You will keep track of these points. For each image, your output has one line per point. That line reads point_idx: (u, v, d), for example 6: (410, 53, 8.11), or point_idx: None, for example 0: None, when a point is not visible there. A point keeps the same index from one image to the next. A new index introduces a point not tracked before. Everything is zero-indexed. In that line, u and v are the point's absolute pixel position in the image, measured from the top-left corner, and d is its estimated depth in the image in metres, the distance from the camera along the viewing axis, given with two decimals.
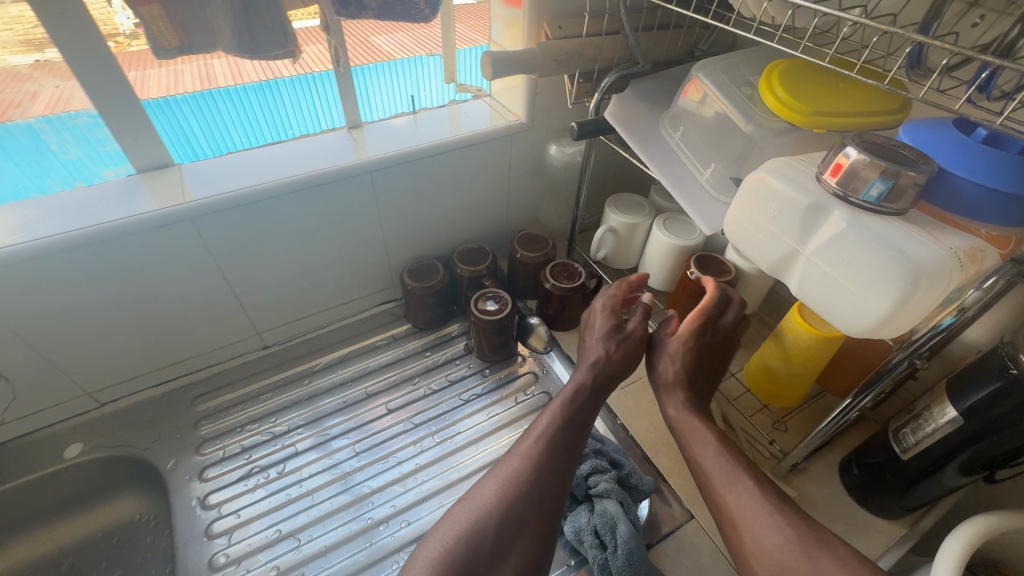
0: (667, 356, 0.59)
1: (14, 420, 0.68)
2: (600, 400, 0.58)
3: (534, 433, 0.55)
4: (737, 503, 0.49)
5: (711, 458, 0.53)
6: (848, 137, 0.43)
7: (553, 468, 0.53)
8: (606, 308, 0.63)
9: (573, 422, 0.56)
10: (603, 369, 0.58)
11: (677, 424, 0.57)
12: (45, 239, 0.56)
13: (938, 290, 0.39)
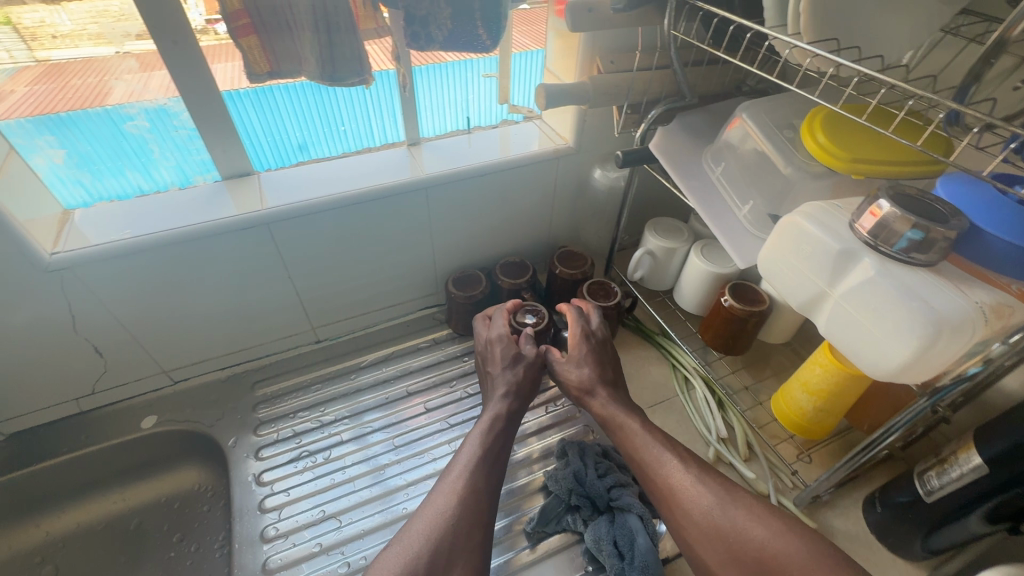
0: (578, 365, 0.71)
1: (102, 390, 0.77)
2: (515, 423, 0.68)
3: (464, 463, 0.61)
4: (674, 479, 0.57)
5: (638, 442, 0.61)
6: (883, 188, 0.45)
7: (482, 492, 0.58)
8: (502, 340, 0.74)
9: (491, 456, 0.62)
10: (514, 391, 0.69)
11: (607, 420, 0.66)
12: (147, 237, 0.64)
13: (960, 342, 0.41)
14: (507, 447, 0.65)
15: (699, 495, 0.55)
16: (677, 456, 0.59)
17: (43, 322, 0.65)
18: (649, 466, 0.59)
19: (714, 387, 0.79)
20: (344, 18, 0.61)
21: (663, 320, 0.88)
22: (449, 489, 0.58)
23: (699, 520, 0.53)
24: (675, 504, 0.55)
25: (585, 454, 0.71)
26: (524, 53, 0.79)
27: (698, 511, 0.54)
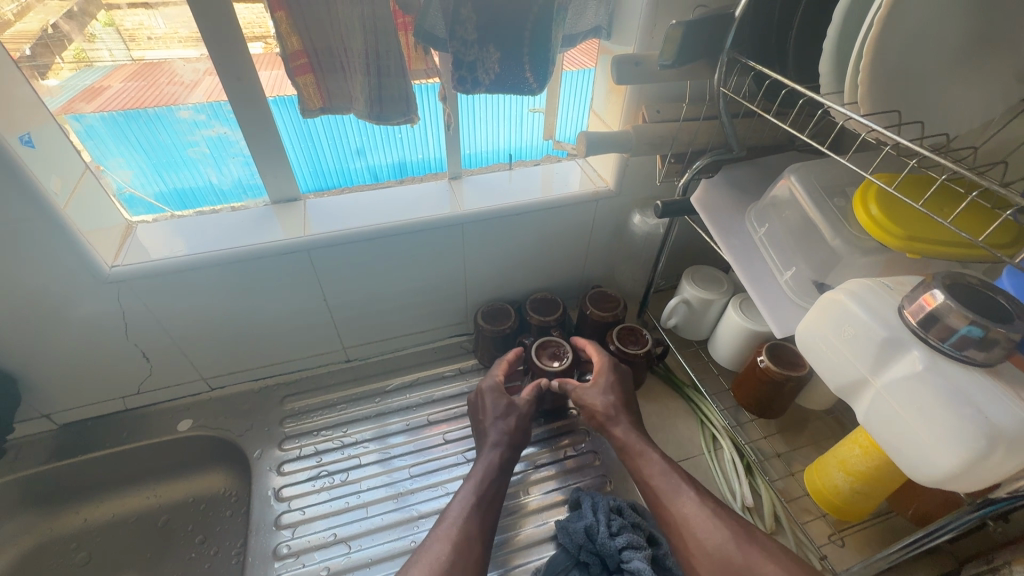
0: (602, 392, 0.73)
1: (146, 391, 0.81)
2: (508, 471, 0.69)
3: (459, 508, 0.62)
4: (683, 508, 0.59)
5: (656, 470, 0.64)
6: (938, 276, 0.42)
7: (476, 538, 0.60)
8: (495, 390, 0.76)
9: (484, 505, 0.63)
10: (509, 438, 0.71)
11: (626, 446, 0.68)
12: (195, 256, 0.67)
13: (1020, 458, 0.37)
14: (501, 494, 0.67)
15: (710, 529, 0.57)
16: (694, 491, 0.61)
17: (99, 327, 0.70)
18: (665, 495, 0.61)
19: (743, 449, 0.75)
20: (394, 63, 0.62)
21: (693, 372, 0.84)
22: (445, 534, 0.59)
23: (701, 546, 0.56)
24: (684, 533, 0.58)
25: (599, 508, 0.68)
26: (579, 72, 0.77)
27: (704, 541, 0.56)
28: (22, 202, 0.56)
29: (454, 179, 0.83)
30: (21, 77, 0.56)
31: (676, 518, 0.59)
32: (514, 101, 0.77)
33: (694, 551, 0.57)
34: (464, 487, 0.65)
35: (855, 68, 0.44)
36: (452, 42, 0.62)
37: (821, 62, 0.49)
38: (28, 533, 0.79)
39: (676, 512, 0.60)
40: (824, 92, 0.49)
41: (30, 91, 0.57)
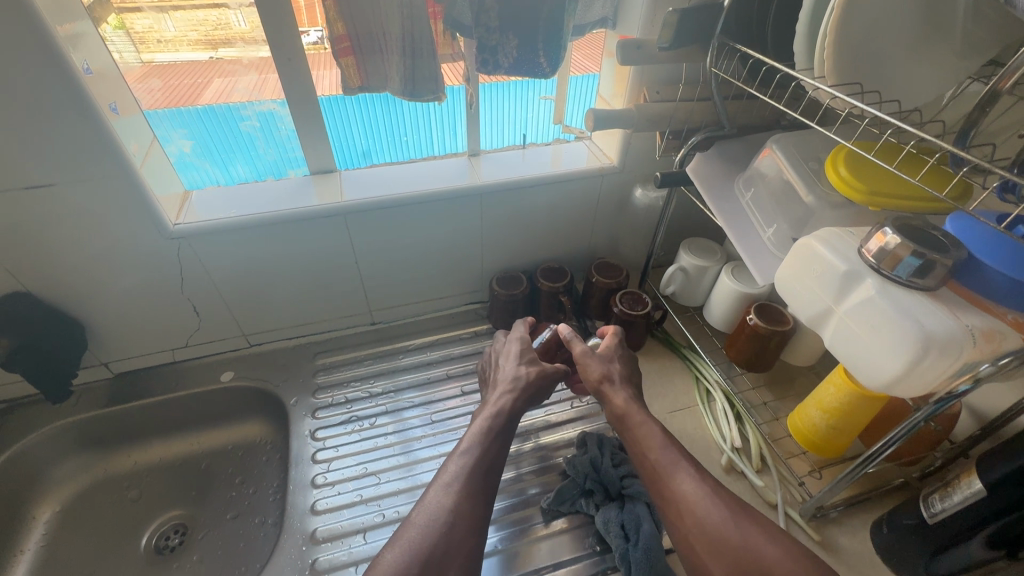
0: (606, 360, 0.71)
1: (193, 344, 0.90)
2: (512, 426, 0.66)
3: (465, 455, 0.60)
4: (681, 487, 0.56)
5: (653, 440, 0.60)
6: (890, 219, 0.50)
7: (478, 487, 0.58)
8: (522, 342, 0.76)
9: (491, 454, 0.61)
10: (523, 388, 0.69)
11: (624, 415, 0.64)
12: (248, 217, 0.76)
13: (949, 360, 0.46)
14: (507, 442, 0.64)
15: (708, 507, 0.54)
16: (696, 469, 0.58)
17: (160, 281, 0.78)
18: (661, 471, 0.58)
19: (734, 399, 0.83)
20: (426, 45, 0.71)
21: (689, 333, 0.93)
22: (454, 485, 0.57)
23: (694, 517, 0.54)
24: (681, 509, 0.55)
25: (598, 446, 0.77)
26: (585, 75, 0.88)
27: (699, 517, 0.54)
28: (107, 160, 0.65)
29: (472, 157, 0.91)
30: (111, 61, 0.66)
31: (669, 495, 0.56)
32: (526, 88, 0.87)
33: (688, 525, 0.54)
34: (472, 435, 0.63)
35: (822, 44, 0.53)
36: (477, 30, 0.71)
37: (798, 41, 0.58)
38: (86, 472, 0.87)
39: (671, 490, 0.56)
40: (799, 68, 0.58)
41: (115, 71, 0.67)
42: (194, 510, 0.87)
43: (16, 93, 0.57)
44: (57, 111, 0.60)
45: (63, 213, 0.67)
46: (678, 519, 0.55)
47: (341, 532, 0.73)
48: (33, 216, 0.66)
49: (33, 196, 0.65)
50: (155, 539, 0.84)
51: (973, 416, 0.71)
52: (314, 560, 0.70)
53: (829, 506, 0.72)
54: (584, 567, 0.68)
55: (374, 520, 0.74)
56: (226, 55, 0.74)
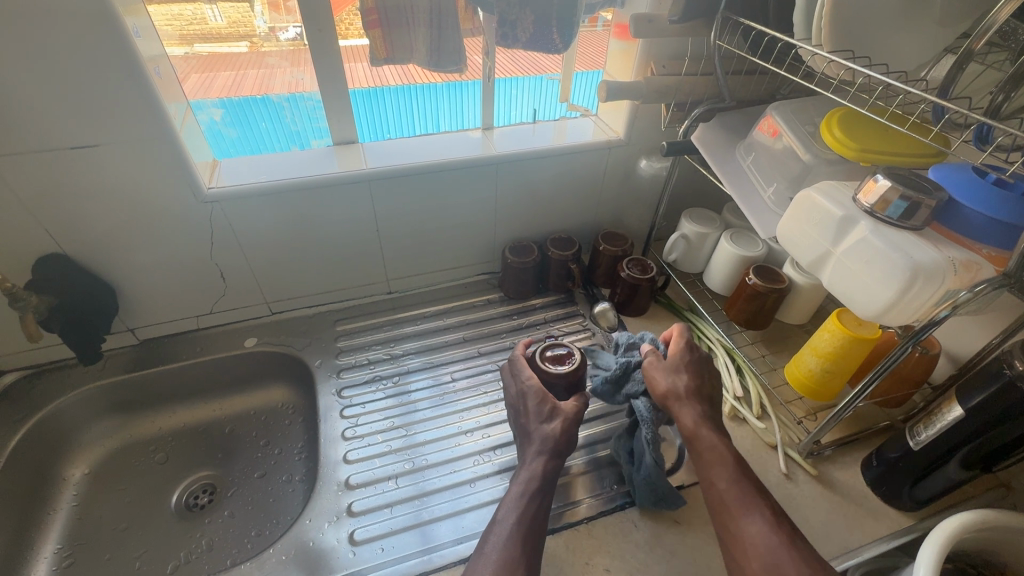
0: (674, 372, 0.69)
1: (217, 312, 0.93)
2: (553, 484, 0.64)
3: (504, 527, 0.59)
4: (751, 532, 0.56)
5: (726, 478, 0.61)
6: (881, 169, 0.56)
7: (522, 551, 0.57)
8: (534, 393, 0.69)
9: (533, 523, 0.60)
10: (555, 446, 0.65)
11: (694, 437, 0.64)
12: (278, 182, 0.80)
13: (934, 288, 0.52)
14: (547, 504, 0.63)
15: (780, 557, 0.54)
16: (767, 510, 0.58)
17: (190, 244, 0.81)
18: (732, 509, 0.59)
19: (735, 354, 0.89)
20: (450, 19, 0.78)
21: (691, 296, 0.99)
22: (496, 558, 0.56)
23: (763, 560, 0.54)
24: (747, 553, 0.56)
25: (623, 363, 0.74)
26: (587, 71, 0.95)
27: (767, 561, 0.54)
28: (151, 123, 0.68)
29: (485, 130, 0.96)
30: (154, 33, 0.70)
31: (737, 538, 0.57)
32: (508, 84, 0.92)
33: (754, 565, 0.55)
34: (510, 505, 0.61)
35: (819, 14, 0.59)
36: (499, 4, 0.76)
37: (796, 13, 0.64)
38: (113, 435, 0.90)
39: (738, 534, 0.57)
40: (798, 38, 0.64)
41: (158, 45, 0.70)
42: (221, 471, 0.90)
43: (70, 52, 0.60)
44: (107, 71, 0.63)
45: (104, 174, 0.70)
46: (742, 560, 0.56)
47: (374, 478, 0.77)
48: (75, 175, 0.69)
49: (79, 156, 0.68)
50: (185, 497, 0.86)
51: (952, 359, 0.79)
52: (350, 504, 0.74)
53: (823, 445, 0.78)
54: (602, 503, 0.73)
55: (403, 468, 0.78)
56: (202, 50, 0.76)
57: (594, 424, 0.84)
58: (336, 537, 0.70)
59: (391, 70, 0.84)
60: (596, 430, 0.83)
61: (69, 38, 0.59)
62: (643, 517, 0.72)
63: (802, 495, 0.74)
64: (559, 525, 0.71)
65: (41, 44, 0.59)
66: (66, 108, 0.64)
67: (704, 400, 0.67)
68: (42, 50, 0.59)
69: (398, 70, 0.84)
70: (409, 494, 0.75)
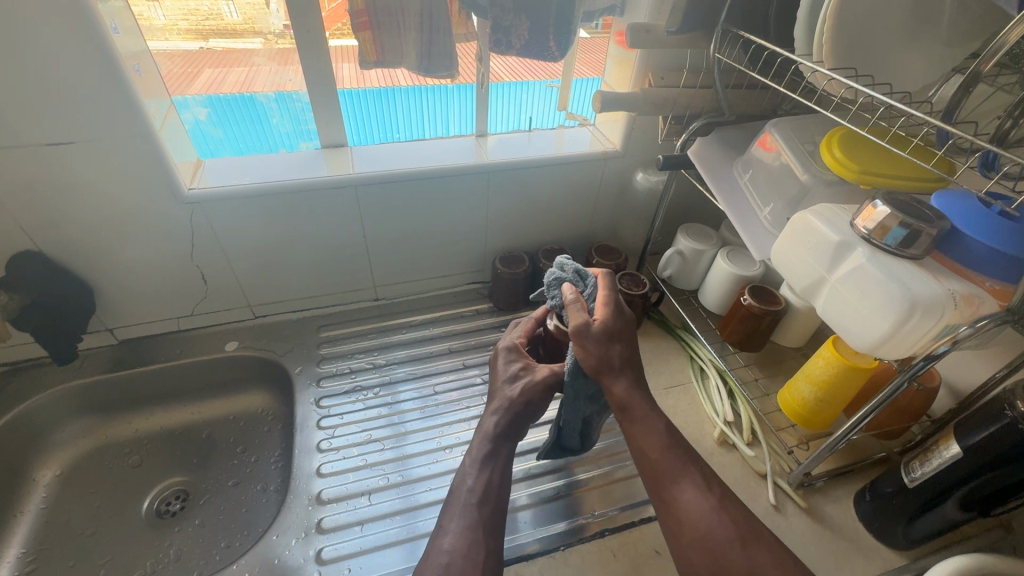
0: (606, 341, 0.61)
1: (199, 313, 0.91)
2: (508, 443, 0.66)
3: (467, 497, 0.60)
4: (686, 502, 0.56)
5: (656, 446, 0.59)
6: (881, 194, 0.54)
7: (478, 516, 0.58)
8: (510, 351, 0.72)
9: (498, 481, 0.62)
10: (519, 402, 0.67)
11: (628, 406, 0.60)
12: (262, 185, 0.78)
13: (933, 321, 0.49)
14: (506, 463, 0.64)
15: (713, 525, 0.54)
16: (702, 476, 0.58)
17: (170, 245, 0.79)
18: (665, 477, 0.58)
19: (727, 377, 0.86)
20: (443, 23, 0.75)
21: (685, 314, 0.96)
22: (456, 528, 0.57)
23: (697, 528, 0.54)
24: (680, 524, 0.55)
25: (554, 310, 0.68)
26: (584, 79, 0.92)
27: (702, 532, 0.54)
28: (129, 121, 0.66)
29: (479, 137, 0.94)
30: (138, 30, 0.68)
31: (670, 506, 0.56)
32: (520, 87, 0.91)
33: (688, 533, 0.55)
34: (473, 469, 0.63)
35: (821, 28, 0.56)
36: (493, 9, 0.74)
37: (798, 27, 0.61)
38: (88, 436, 0.88)
39: (672, 505, 0.56)
40: (799, 53, 0.62)
41: (141, 41, 0.69)
42: (195, 476, 0.87)
43: (43, 45, 0.58)
44: (83, 67, 0.61)
45: (79, 171, 0.68)
46: (677, 528, 0.55)
47: (347, 494, 0.74)
48: (49, 172, 0.67)
49: (55, 153, 0.66)
50: (157, 503, 0.84)
51: (952, 392, 0.75)
52: (321, 519, 0.71)
53: (815, 476, 0.75)
54: (581, 529, 0.71)
55: (378, 483, 0.76)
56: (217, 45, 0.75)
57: None
58: (304, 555, 0.67)
59: (404, 74, 0.82)
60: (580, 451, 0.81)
61: (42, 33, 0.58)
62: (623, 546, 0.69)
63: (790, 528, 0.71)
64: (535, 551, 0.68)
65: (15, 37, 0.57)
66: (42, 102, 0.62)
67: (635, 364, 0.62)
68: (16, 43, 0.58)
69: (386, 74, 0.82)
70: (383, 511, 0.73)
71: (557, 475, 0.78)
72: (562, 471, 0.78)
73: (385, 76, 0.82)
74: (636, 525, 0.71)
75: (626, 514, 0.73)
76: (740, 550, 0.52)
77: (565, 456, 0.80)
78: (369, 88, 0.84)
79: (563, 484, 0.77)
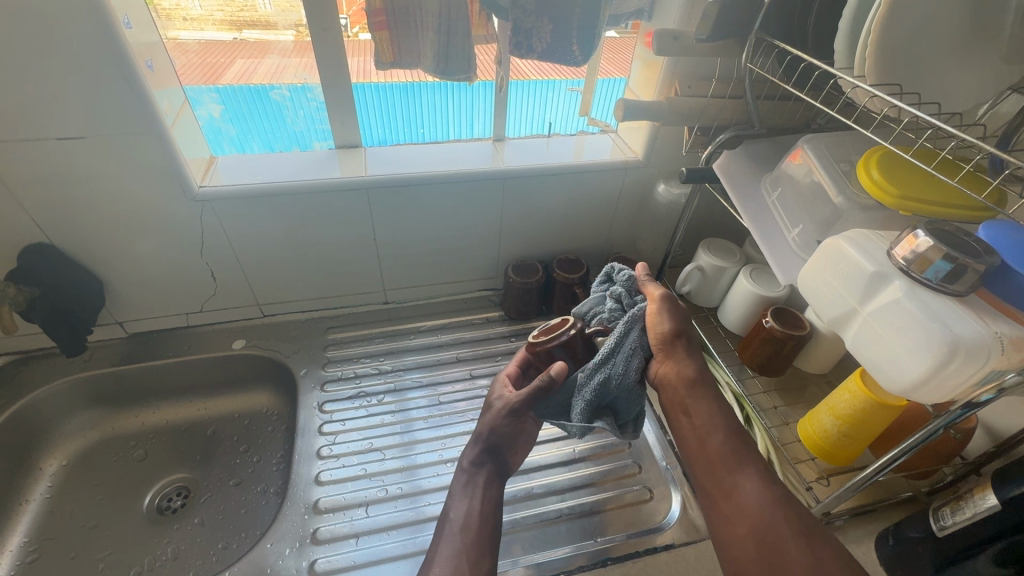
0: (675, 324, 0.62)
1: (209, 310, 0.91)
2: (489, 474, 0.65)
3: (451, 528, 0.60)
4: (746, 490, 0.54)
5: (718, 437, 0.58)
6: (922, 222, 0.49)
7: (459, 546, 0.58)
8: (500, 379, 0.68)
9: (486, 512, 0.62)
10: (494, 434, 0.65)
11: (687, 394, 0.60)
12: (272, 185, 0.76)
13: (977, 366, 0.45)
14: (490, 497, 0.63)
15: (773, 515, 0.51)
16: (762, 477, 0.55)
17: (179, 241, 0.79)
18: (729, 466, 0.56)
19: (744, 403, 0.81)
20: (462, 25, 0.72)
21: (703, 333, 0.92)
22: (443, 556, 0.57)
23: (754, 518, 0.52)
24: (737, 511, 0.53)
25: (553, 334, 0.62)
26: (608, 80, 0.89)
27: (762, 520, 0.51)
28: (140, 117, 0.65)
29: (496, 141, 0.92)
30: (151, 22, 0.67)
31: (730, 494, 0.55)
32: (548, 86, 0.88)
33: (744, 523, 0.52)
34: (459, 501, 0.63)
35: (865, 41, 0.52)
36: (514, 11, 0.71)
37: (838, 39, 0.57)
38: (95, 427, 0.88)
39: (730, 493, 0.55)
40: (837, 67, 0.58)
41: (155, 32, 0.68)
42: (197, 473, 0.87)
43: (53, 38, 0.58)
44: (93, 60, 0.60)
45: (88, 166, 0.68)
46: (732, 519, 0.53)
47: (344, 504, 0.73)
48: (60, 165, 0.67)
49: (67, 147, 0.65)
50: (157, 500, 0.83)
51: (989, 433, 0.70)
52: (316, 530, 0.70)
53: (834, 514, 0.71)
54: (581, 556, 0.68)
55: (376, 495, 0.74)
56: (250, 37, 0.74)
57: (583, 465, 0.79)
58: (296, 565, 0.66)
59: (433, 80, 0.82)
60: (585, 473, 0.78)
61: (53, 26, 0.57)
62: None
63: None
64: None
65: (27, 30, 0.57)
66: (53, 96, 0.61)
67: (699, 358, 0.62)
68: (27, 36, 0.57)
69: (416, 74, 0.80)
70: (379, 524, 0.71)
71: (560, 496, 0.75)
72: (565, 493, 0.75)
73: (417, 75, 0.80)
74: (640, 555, 0.68)
75: (630, 543, 0.69)
76: (802, 545, 0.49)
77: (570, 476, 0.77)
78: (398, 83, 0.81)
79: (566, 506, 0.74)
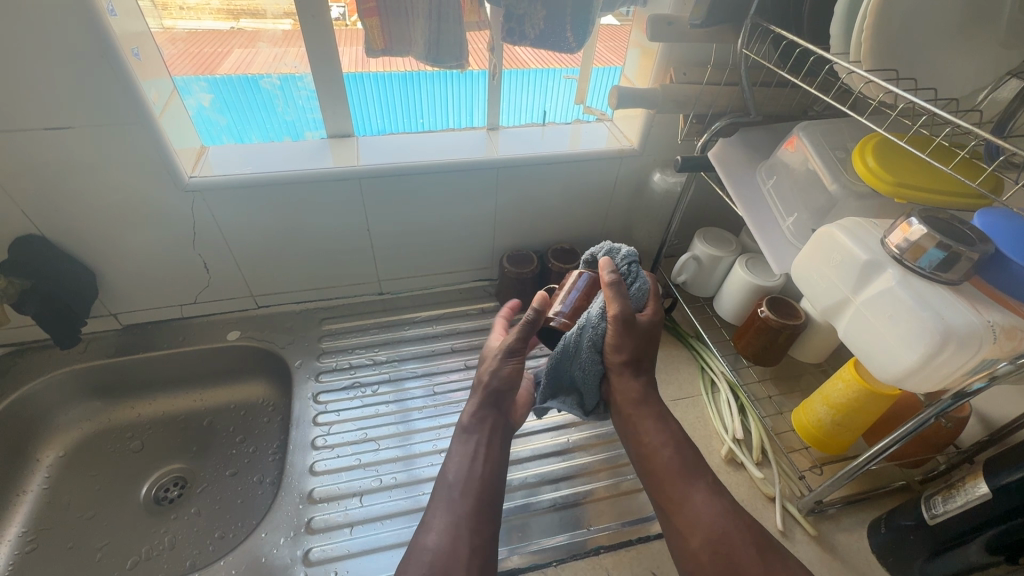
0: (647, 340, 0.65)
1: (202, 301, 0.91)
2: (492, 428, 0.66)
3: (449, 492, 0.60)
4: (697, 506, 0.58)
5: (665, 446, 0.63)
6: (917, 209, 0.49)
7: (455, 513, 0.58)
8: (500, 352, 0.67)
9: (486, 478, 0.62)
10: (499, 387, 0.66)
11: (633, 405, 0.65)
12: (263, 175, 0.76)
13: (968, 355, 0.45)
14: (492, 453, 0.64)
15: (726, 525, 0.56)
16: (704, 494, 0.59)
17: (170, 232, 0.78)
18: (676, 477, 0.61)
19: (739, 392, 0.82)
20: (453, 12, 0.71)
21: (698, 322, 0.92)
22: (439, 526, 0.57)
23: (712, 531, 0.56)
24: (692, 526, 0.57)
25: (619, 269, 0.65)
26: (606, 68, 0.87)
27: (716, 532, 0.55)
28: (126, 107, 0.65)
29: (490, 130, 0.91)
30: (137, 10, 0.66)
31: (684, 511, 0.58)
32: (547, 75, 0.87)
33: (698, 538, 0.56)
34: (459, 461, 0.63)
35: (861, 25, 0.51)
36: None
37: (834, 23, 0.56)
38: (92, 418, 0.88)
39: (682, 504, 0.59)
40: (834, 52, 0.57)
41: (141, 21, 0.67)
42: (194, 464, 0.87)
43: (37, 26, 0.57)
44: (77, 49, 0.59)
45: (77, 156, 0.67)
46: (686, 529, 0.57)
47: (338, 494, 0.73)
48: (48, 156, 0.66)
49: (54, 137, 0.65)
50: (155, 490, 0.84)
51: (983, 422, 0.70)
52: (311, 519, 0.70)
53: (826, 502, 0.70)
54: (574, 545, 0.68)
55: (371, 485, 0.74)
56: (248, 26, 0.74)
57: (578, 454, 0.79)
58: (291, 554, 0.66)
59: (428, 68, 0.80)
60: (580, 462, 0.78)
61: (38, 15, 0.56)
62: (618, 565, 0.66)
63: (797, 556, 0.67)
64: (526, 566, 0.66)
65: (11, 18, 0.56)
66: (37, 86, 0.61)
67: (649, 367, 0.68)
68: (13, 26, 0.56)
69: (413, 63, 0.79)
70: (373, 513, 0.71)
71: (554, 485, 0.75)
72: (559, 482, 0.75)
73: (411, 65, 0.79)
74: (633, 544, 0.68)
75: (624, 531, 0.70)
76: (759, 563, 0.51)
77: (564, 466, 0.78)
78: (397, 72, 0.81)
79: (560, 496, 0.74)
